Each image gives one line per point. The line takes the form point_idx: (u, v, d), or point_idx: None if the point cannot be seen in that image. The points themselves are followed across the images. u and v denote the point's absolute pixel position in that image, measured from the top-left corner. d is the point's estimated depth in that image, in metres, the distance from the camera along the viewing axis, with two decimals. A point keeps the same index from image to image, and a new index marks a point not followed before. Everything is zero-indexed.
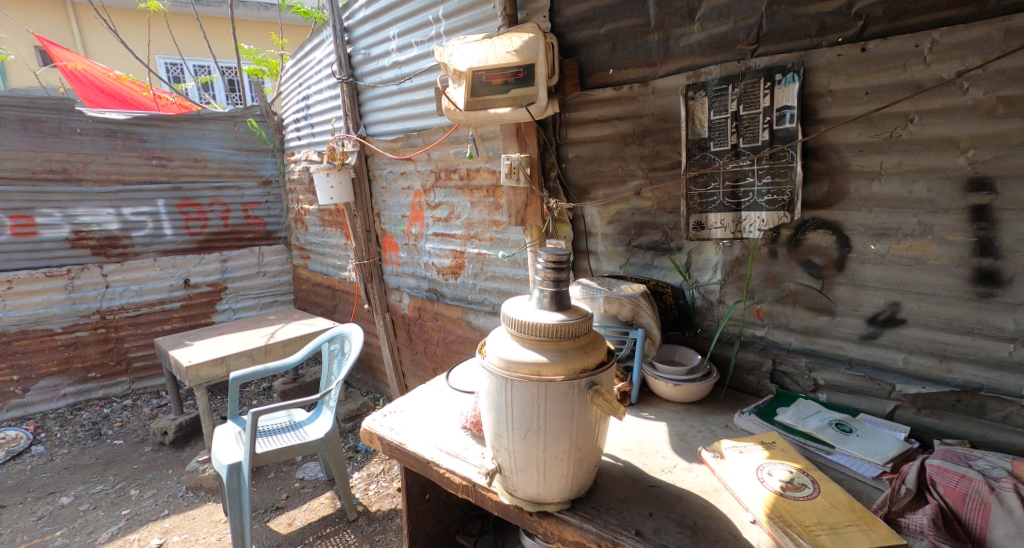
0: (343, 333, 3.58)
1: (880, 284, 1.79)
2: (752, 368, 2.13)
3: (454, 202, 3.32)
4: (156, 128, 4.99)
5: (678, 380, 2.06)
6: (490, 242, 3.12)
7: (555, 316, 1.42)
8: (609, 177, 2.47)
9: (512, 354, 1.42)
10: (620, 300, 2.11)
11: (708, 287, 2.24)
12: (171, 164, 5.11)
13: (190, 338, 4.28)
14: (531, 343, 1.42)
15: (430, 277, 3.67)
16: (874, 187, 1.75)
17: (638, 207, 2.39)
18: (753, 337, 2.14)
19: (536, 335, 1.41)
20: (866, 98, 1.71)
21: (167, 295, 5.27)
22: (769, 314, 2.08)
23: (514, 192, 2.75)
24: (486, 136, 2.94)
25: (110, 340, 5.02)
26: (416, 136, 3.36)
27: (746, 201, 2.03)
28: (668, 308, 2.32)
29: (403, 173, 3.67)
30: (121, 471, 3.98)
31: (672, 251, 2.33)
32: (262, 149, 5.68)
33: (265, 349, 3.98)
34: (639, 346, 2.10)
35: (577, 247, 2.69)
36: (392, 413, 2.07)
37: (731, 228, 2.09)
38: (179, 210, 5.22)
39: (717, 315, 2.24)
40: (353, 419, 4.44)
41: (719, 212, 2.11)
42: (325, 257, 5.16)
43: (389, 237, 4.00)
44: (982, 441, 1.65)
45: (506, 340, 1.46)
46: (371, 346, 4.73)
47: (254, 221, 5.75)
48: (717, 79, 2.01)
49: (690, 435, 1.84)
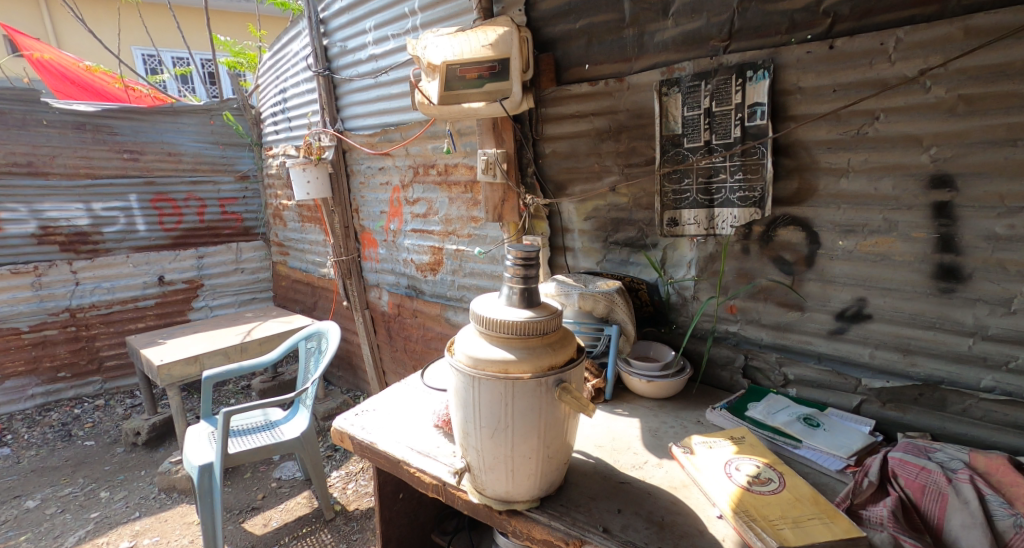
0: (319, 331, 3.53)
1: (847, 280, 1.81)
2: (725, 363, 2.14)
3: (433, 198, 3.29)
4: (127, 121, 4.86)
5: (652, 376, 2.06)
6: (468, 239, 3.10)
7: (523, 313, 1.42)
8: (585, 173, 2.47)
9: (479, 353, 1.41)
10: (594, 297, 2.13)
11: (683, 283, 2.25)
12: (144, 158, 4.99)
13: (164, 335, 4.18)
14: (499, 341, 1.41)
15: (409, 274, 3.63)
16: (842, 184, 1.77)
17: (614, 203, 2.39)
18: (726, 333, 2.15)
19: (504, 333, 1.40)
20: (833, 95, 1.73)
21: (140, 292, 5.15)
22: (742, 310, 2.10)
23: (491, 188, 2.75)
24: (464, 131, 2.91)
25: (80, 339, 4.91)
26: (393, 131, 3.31)
27: (718, 197, 2.04)
28: (643, 304, 2.33)
29: (381, 168, 3.62)
30: (90, 474, 3.88)
31: (647, 248, 2.34)
32: (239, 143, 5.56)
33: (241, 347, 3.92)
34: (614, 342, 2.10)
35: (554, 244, 2.68)
36: (365, 412, 2.05)
37: (704, 225, 2.11)
38: (152, 205, 5.10)
39: (691, 311, 2.25)
40: (333, 417, 4.40)
41: (692, 208, 2.12)
42: (304, 253, 5.08)
43: (367, 234, 3.94)
44: (944, 434, 1.68)
45: (474, 337, 1.45)
46: (351, 343, 4.68)
47: (231, 217, 5.65)
48: (690, 75, 2.01)
49: (662, 431, 1.85)
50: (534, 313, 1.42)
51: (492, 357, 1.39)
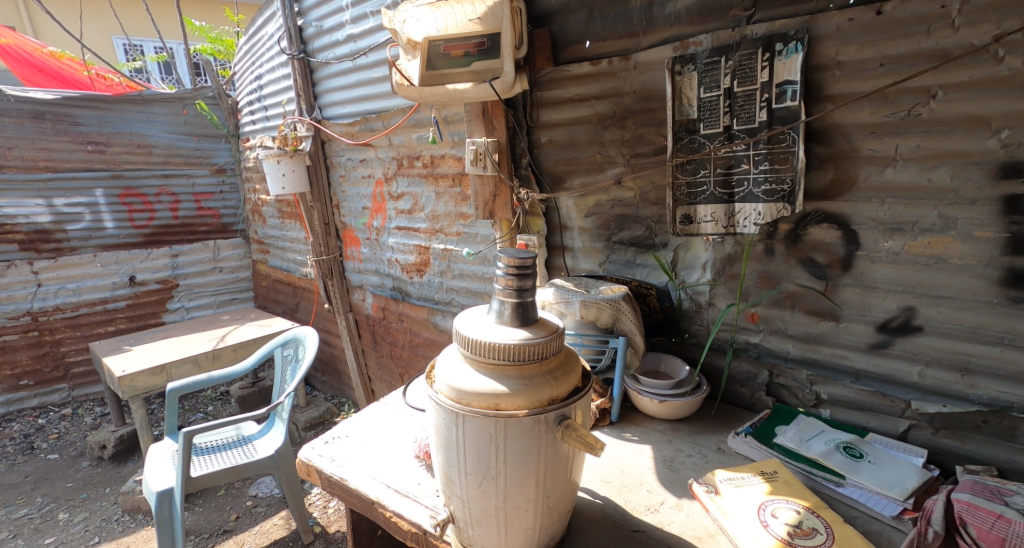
0: (296, 337, 3.25)
1: (892, 286, 1.56)
2: (745, 379, 1.90)
3: (418, 192, 3.01)
4: (91, 111, 4.54)
5: (664, 395, 1.82)
6: (456, 237, 2.83)
7: (518, 334, 1.17)
8: (586, 164, 2.20)
9: (464, 383, 1.16)
10: (598, 305, 1.89)
11: (697, 288, 2.01)
12: (110, 150, 4.67)
13: (129, 342, 3.90)
14: (487, 369, 1.17)
15: (394, 275, 3.36)
16: (888, 175, 1.51)
17: (619, 198, 2.14)
18: (746, 345, 1.91)
19: (495, 359, 1.15)
20: (880, 70, 1.47)
21: (110, 294, 4.85)
22: (764, 319, 1.85)
23: (481, 181, 2.45)
24: (450, 118, 2.63)
25: (44, 344, 4.61)
26: (374, 119, 3.03)
27: (740, 191, 1.78)
28: (652, 312, 2.09)
29: (363, 160, 3.33)
30: (50, 492, 3.62)
31: (656, 248, 2.09)
32: (215, 135, 5.24)
33: (213, 354, 3.64)
34: (621, 356, 1.86)
35: (551, 243, 2.42)
36: (337, 440, 1.79)
37: (723, 222, 1.85)
38: (120, 201, 4.79)
39: (706, 320, 2.01)
40: (315, 427, 4.13)
41: (709, 204, 1.86)
42: (285, 252, 4.78)
43: (349, 231, 3.66)
44: (1008, 466, 1.44)
45: (459, 363, 1.20)
46: (334, 347, 4.40)
47: (208, 213, 5.35)
48: (707, 50, 1.75)
49: (678, 462, 1.60)
50: (530, 334, 1.18)
51: (480, 389, 1.14)
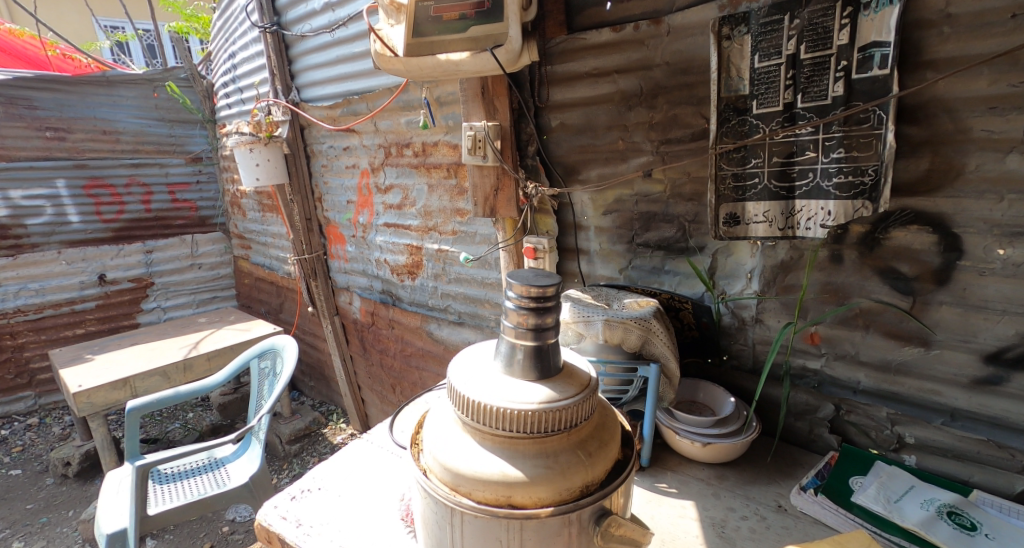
0: (274, 347, 2.91)
1: (1008, 305, 1.23)
2: (802, 412, 1.58)
3: (408, 184, 2.65)
4: (48, 94, 4.13)
5: (705, 436, 1.51)
6: (452, 237, 2.47)
7: (537, 394, 0.84)
8: (606, 152, 1.85)
9: (464, 462, 0.84)
10: (625, 325, 1.53)
11: (741, 301, 1.67)
12: (72, 137, 4.27)
13: (91, 350, 3.55)
14: (496, 444, 0.84)
15: (383, 277, 3.00)
16: (1010, 164, 1.17)
17: (645, 192, 1.79)
18: (803, 371, 1.58)
19: (505, 430, 0.83)
20: (1010, 25, 1.12)
21: (77, 294, 4.49)
22: (827, 341, 1.51)
23: (480, 172, 2.04)
24: (443, 98, 2.26)
25: (6, 349, 4.26)
26: (357, 101, 2.65)
27: (802, 186, 1.41)
28: (685, 329, 1.75)
29: (346, 148, 2.96)
30: (9, 514, 3.32)
31: (691, 253, 1.75)
32: (190, 120, 4.84)
33: (184, 364, 3.29)
34: (653, 388, 1.53)
35: (562, 245, 2.07)
36: (308, 495, 1.46)
37: (778, 223, 1.47)
38: (85, 193, 4.41)
39: (751, 339, 1.67)
40: (300, 439, 3.80)
41: (762, 201, 1.49)
42: (267, 248, 4.41)
43: (332, 227, 3.29)
44: None
45: (456, 431, 0.88)
46: (321, 352, 4.05)
47: (184, 206, 4.96)
48: (765, 7, 1.37)
49: (732, 527, 1.29)
50: (555, 393, 0.85)
51: (485, 472, 0.82)
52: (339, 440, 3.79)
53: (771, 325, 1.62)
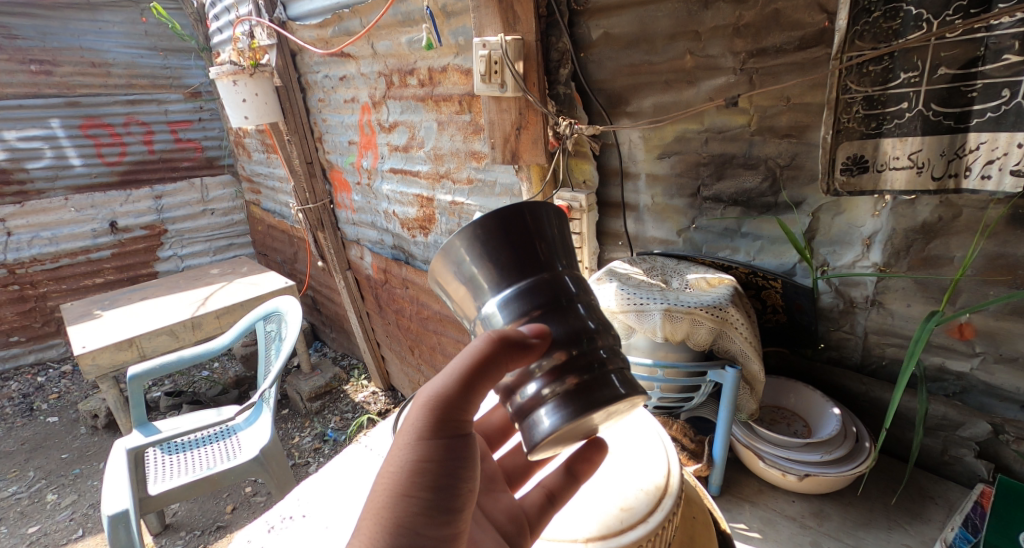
0: (278, 311, 2.71)
1: None
2: (934, 427, 1.16)
3: (415, 121, 2.19)
4: (27, 20, 3.76)
5: (803, 466, 1.13)
6: (468, 187, 2.06)
7: (613, 502, 0.79)
8: (667, 73, 1.36)
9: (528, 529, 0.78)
10: (691, 318, 1.14)
11: (853, 279, 1.22)
12: (59, 70, 3.93)
13: (101, 305, 3.39)
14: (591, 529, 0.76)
15: (393, 231, 2.66)
16: None
17: (720, 128, 1.31)
18: (941, 375, 1.14)
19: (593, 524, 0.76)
20: None
21: (91, 243, 4.31)
22: (984, 337, 1.06)
23: (497, 106, 1.57)
24: (450, 7, 1.75)
25: (28, 299, 4.18)
26: (348, 15, 2.16)
27: (988, 111, 0.90)
28: (767, 312, 1.35)
29: (343, 77, 2.50)
30: (44, 464, 3.28)
31: (781, 211, 1.29)
32: (184, 49, 4.39)
33: (191, 322, 3.07)
34: (729, 398, 1.13)
35: (604, 199, 1.63)
36: (290, 525, 1.14)
37: (933, 169, 0.98)
38: (82, 133, 4.12)
39: (858, 328, 1.25)
40: (321, 396, 3.61)
41: (908, 136, 0.99)
42: (276, 193, 4.08)
43: (337, 173, 2.93)
44: None
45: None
46: (338, 307, 3.81)
47: (188, 146, 4.63)
48: None
49: None
50: (631, 504, 0.78)
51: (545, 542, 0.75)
52: (360, 398, 3.60)
53: (895, 311, 1.18)
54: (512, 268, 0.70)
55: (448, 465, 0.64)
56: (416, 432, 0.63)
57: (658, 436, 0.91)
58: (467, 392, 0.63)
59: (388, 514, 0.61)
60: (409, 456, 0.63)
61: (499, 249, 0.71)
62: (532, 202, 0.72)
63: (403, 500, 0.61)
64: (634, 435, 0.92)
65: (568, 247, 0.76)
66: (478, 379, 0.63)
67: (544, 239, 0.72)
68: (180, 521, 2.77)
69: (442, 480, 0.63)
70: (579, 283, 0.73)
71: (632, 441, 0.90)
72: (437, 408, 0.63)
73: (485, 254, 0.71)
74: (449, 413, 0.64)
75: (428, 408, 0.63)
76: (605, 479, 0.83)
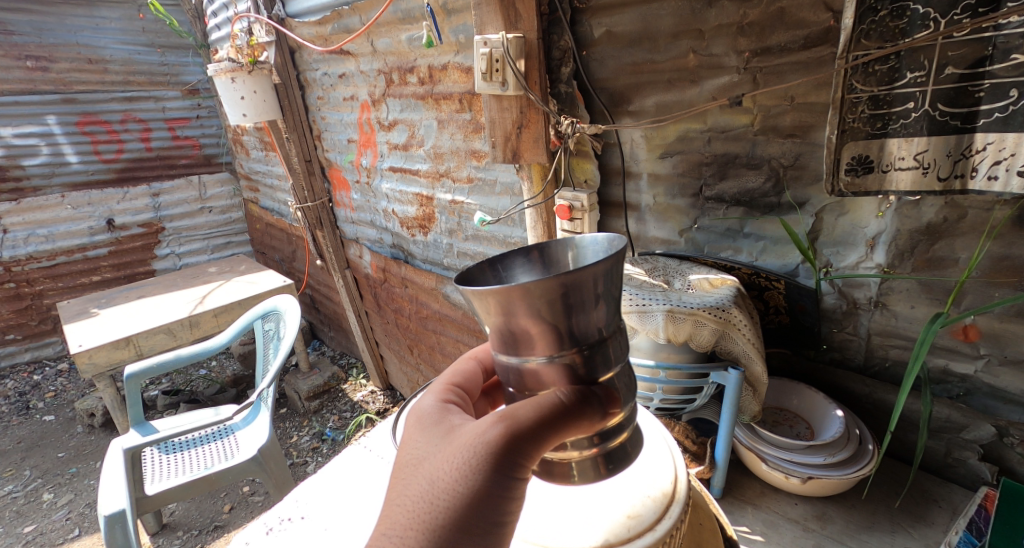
0: (276, 310, 2.70)
1: None
2: (938, 430, 1.15)
3: (415, 119, 2.18)
4: (23, 16, 3.74)
5: (807, 469, 1.12)
6: (467, 185, 2.05)
7: (620, 509, 0.78)
8: (669, 72, 1.35)
9: (533, 532, 0.76)
10: (694, 319, 1.12)
11: (857, 280, 1.21)
12: (55, 67, 3.91)
13: (98, 304, 3.37)
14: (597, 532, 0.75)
15: (392, 230, 2.65)
16: None
17: (723, 127, 1.30)
18: (945, 377, 1.13)
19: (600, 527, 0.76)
20: None
21: (88, 240, 4.28)
22: (989, 340, 1.05)
23: (498, 104, 1.56)
24: (450, 5, 1.74)
25: (24, 297, 4.15)
26: (347, 13, 2.15)
27: (996, 110, 0.89)
28: (770, 313, 1.33)
29: (342, 75, 2.49)
30: (40, 463, 3.27)
31: (784, 211, 1.28)
32: (181, 46, 4.37)
33: (189, 321, 3.05)
34: (731, 400, 1.12)
35: (605, 198, 1.62)
36: (288, 527, 1.12)
37: (939, 169, 0.97)
38: (79, 130, 4.09)
39: (862, 329, 1.24)
40: (319, 395, 3.59)
41: (914, 136, 0.98)
42: (274, 191, 4.06)
43: (336, 171, 2.91)
44: None
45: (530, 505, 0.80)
46: (336, 305, 3.80)
47: (186, 143, 4.61)
48: None
49: None
50: (639, 511, 0.77)
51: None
52: (359, 397, 3.58)
53: (899, 313, 1.17)
54: (536, 342, 0.60)
55: (501, 504, 0.57)
56: (481, 461, 0.57)
57: (664, 440, 0.90)
58: (541, 437, 0.58)
59: (431, 535, 0.55)
60: (467, 482, 0.57)
61: (519, 318, 0.58)
62: (574, 271, 0.56)
63: (450, 527, 0.55)
64: (640, 439, 0.90)
65: (613, 301, 0.63)
66: (554, 427, 0.58)
67: (584, 307, 0.59)
68: (178, 520, 2.76)
69: (490, 518, 0.57)
70: (610, 348, 0.63)
71: (638, 445, 0.89)
72: (509, 442, 0.57)
73: (510, 318, 0.59)
74: (517, 451, 0.57)
75: (499, 439, 0.57)
76: (612, 485, 0.82)
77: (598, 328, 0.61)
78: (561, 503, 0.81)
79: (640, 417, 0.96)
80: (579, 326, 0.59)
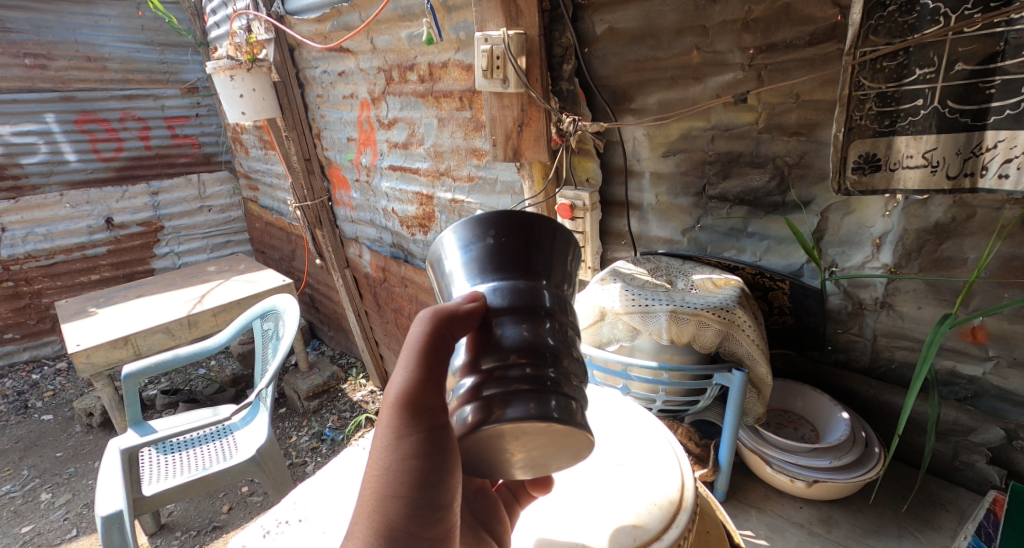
0: (275, 309, 2.68)
1: None
2: (945, 433, 1.13)
3: (415, 117, 2.16)
4: (21, 13, 3.72)
5: (813, 472, 1.11)
6: (468, 184, 2.03)
7: (625, 517, 0.77)
8: (673, 69, 1.33)
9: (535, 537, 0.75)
10: (698, 320, 1.11)
11: (863, 280, 1.19)
12: (53, 64, 3.89)
13: (97, 303, 3.35)
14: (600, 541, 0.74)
15: (392, 229, 2.63)
16: None
17: (727, 125, 1.28)
18: (953, 379, 1.12)
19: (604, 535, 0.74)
20: None
21: (87, 239, 4.26)
22: (998, 341, 1.04)
23: (499, 102, 1.54)
24: (450, 1, 1.72)
25: (22, 296, 4.14)
26: (347, 10, 2.13)
27: (1007, 108, 0.87)
28: (774, 314, 1.31)
29: (342, 73, 2.47)
30: (38, 463, 3.25)
31: (789, 210, 1.26)
32: (181, 44, 4.36)
33: (188, 321, 3.03)
34: (735, 401, 1.10)
35: (607, 197, 1.61)
36: (285, 530, 1.11)
37: (948, 168, 0.95)
38: (78, 128, 4.08)
39: (868, 330, 1.22)
40: (319, 395, 3.57)
41: (922, 134, 0.96)
42: (274, 190, 4.04)
43: (336, 170, 2.90)
44: None
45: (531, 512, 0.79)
46: (335, 305, 3.78)
47: (185, 142, 4.59)
48: None
49: None
50: (645, 520, 0.76)
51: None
52: (358, 397, 3.57)
53: (906, 314, 1.16)
54: (483, 265, 0.65)
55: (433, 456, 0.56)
56: (390, 433, 0.57)
57: (669, 445, 0.88)
58: (433, 375, 0.58)
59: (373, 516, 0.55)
60: (395, 455, 0.56)
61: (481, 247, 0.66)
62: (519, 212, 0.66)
63: (392, 503, 0.55)
64: (644, 444, 0.89)
65: (563, 268, 0.68)
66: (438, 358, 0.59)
67: (528, 252, 0.65)
68: (176, 521, 2.74)
69: (428, 476, 0.56)
70: (562, 303, 0.65)
71: (643, 451, 0.88)
72: (405, 400, 0.57)
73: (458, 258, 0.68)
74: (420, 401, 0.57)
75: (396, 401, 0.57)
76: (617, 494, 0.81)
77: (552, 280, 0.66)
78: (564, 510, 0.80)
79: (644, 422, 0.95)
80: (535, 264, 0.65)
